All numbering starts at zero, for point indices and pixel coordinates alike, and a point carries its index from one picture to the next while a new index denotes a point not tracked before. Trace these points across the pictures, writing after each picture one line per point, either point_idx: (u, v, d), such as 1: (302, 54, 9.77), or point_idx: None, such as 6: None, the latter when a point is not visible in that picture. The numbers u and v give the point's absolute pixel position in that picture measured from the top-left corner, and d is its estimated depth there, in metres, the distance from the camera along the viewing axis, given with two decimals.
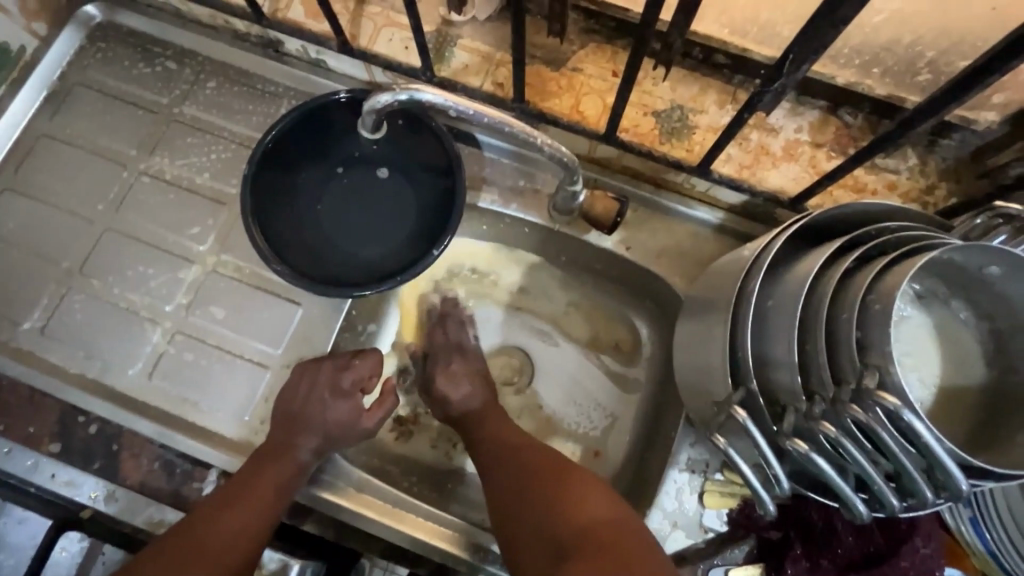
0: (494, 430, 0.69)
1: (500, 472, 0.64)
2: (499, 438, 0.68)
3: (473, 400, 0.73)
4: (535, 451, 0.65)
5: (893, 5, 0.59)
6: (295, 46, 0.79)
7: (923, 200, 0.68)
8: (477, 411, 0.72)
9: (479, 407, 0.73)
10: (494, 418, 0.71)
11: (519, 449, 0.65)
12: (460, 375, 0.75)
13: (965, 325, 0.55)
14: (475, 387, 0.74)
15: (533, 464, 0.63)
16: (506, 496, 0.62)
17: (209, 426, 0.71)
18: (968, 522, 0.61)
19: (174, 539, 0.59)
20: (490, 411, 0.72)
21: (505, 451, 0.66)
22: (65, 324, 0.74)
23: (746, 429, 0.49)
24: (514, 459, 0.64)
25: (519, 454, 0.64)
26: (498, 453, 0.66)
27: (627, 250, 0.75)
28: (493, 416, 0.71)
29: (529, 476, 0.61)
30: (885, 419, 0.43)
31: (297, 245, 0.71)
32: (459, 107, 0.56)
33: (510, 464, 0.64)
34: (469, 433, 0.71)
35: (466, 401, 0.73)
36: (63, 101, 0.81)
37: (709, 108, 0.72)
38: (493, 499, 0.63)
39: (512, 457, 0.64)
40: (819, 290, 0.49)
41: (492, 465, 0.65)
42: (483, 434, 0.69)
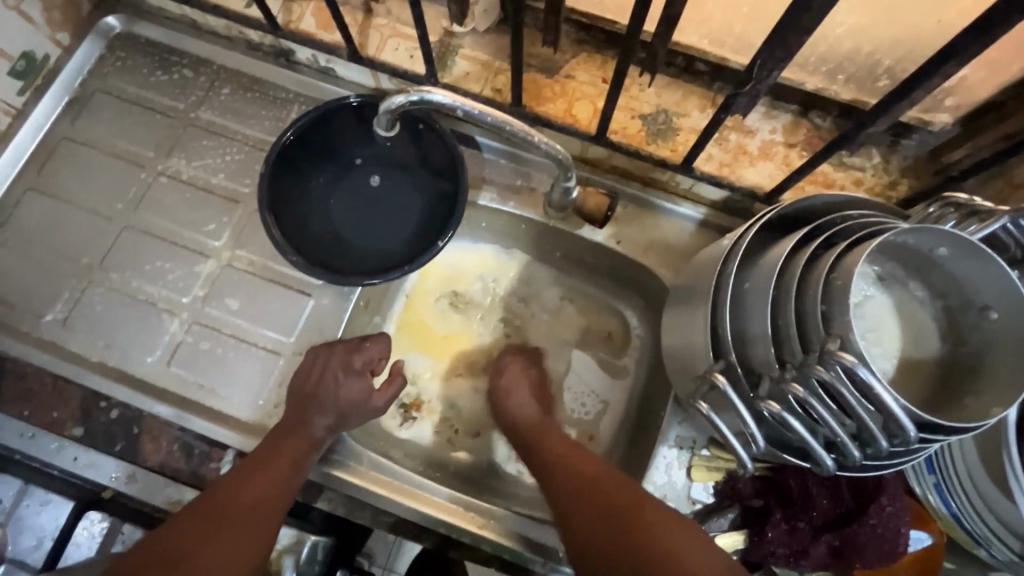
0: (547, 439, 0.73)
1: (559, 483, 0.67)
2: (555, 450, 0.71)
3: (529, 411, 0.76)
4: (595, 467, 0.67)
5: (851, 18, 0.65)
6: (305, 55, 0.85)
7: (886, 195, 0.75)
8: (534, 420, 0.76)
9: (535, 416, 0.76)
10: (550, 431, 0.74)
11: (572, 461, 0.68)
12: (519, 381, 0.79)
13: (921, 304, 0.61)
14: (534, 396, 0.78)
15: (582, 479, 0.66)
16: (568, 497, 0.65)
17: (226, 410, 0.75)
18: (934, 489, 0.67)
19: (202, 506, 0.64)
20: (545, 422, 0.75)
21: (562, 466, 0.68)
22: (87, 315, 0.78)
23: (725, 394, 0.54)
24: (569, 474, 0.67)
25: (568, 464, 0.68)
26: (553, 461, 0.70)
27: (617, 244, 0.81)
28: (550, 429, 0.74)
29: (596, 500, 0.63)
30: (844, 377, 0.48)
31: (310, 238, 0.76)
32: (465, 107, 0.62)
33: (566, 475, 0.67)
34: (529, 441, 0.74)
35: (522, 407, 0.77)
36: (84, 107, 0.85)
37: (692, 112, 0.78)
38: (556, 502, 0.67)
39: (566, 469, 0.68)
40: (789, 270, 0.55)
41: (550, 479, 0.68)
42: (543, 445, 0.72)
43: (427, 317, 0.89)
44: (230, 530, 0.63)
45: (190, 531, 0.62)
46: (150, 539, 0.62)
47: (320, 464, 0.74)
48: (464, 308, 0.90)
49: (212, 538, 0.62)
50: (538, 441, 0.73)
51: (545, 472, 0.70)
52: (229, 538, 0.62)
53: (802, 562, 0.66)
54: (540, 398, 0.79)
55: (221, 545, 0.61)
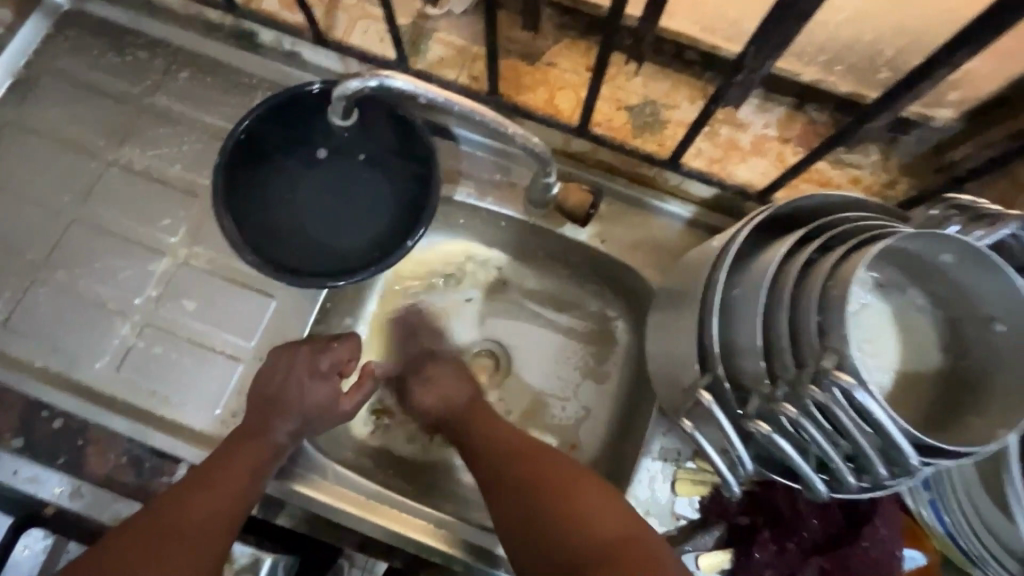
0: (481, 428, 0.70)
1: (497, 486, 0.64)
2: (491, 441, 0.68)
3: (462, 399, 0.74)
4: (510, 437, 0.68)
5: (851, 4, 0.60)
6: (269, 37, 0.79)
7: (884, 194, 0.71)
8: (462, 413, 0.73)
9: (466, 404, 0.73)
10: (484, 411, 0.72)
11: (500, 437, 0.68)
12: (452, 375, 0.77)
13: (923, 313, 0.56)
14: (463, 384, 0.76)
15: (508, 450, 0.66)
16: (492, 460, 0.66)
17: (180, 420, 0.70)
18: (928, 505, 0.64)
19: (144, 522, 0.59)
20: (475, 407, 0.73)
21: (492, 448, 0.67)
22: (29, 316, 0.72)
23: (711, 412, 0.50)
24: (498, 450, 0.67)
25: (496, 439, 0.68)
26: (485, 436, 0.69)
27: (601, 243, 0.76)
28: (484, 408, 0.73)
29: (537, 491, 0.61)
30: (841, 399, 0.44)
31: (267, 234, 0.70)
32: (429, 95, 0.55)
33: (492, 450, 0.67)
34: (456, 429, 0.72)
35: (449, 396, 0.74)
36: (28, 91, 0.79)
37: (681, 104, 0.74)
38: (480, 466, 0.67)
39: (495, 444, 0.67)
40: (783, 277, 0.51)
41: (480, 455, 0.68)
42: (474, 429, 0.70)
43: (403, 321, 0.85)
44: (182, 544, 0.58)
45: (134, 546, 0.57)
46: (91, 552, 0.57)
47: (281, 477, 0.69)
48: (438, 310, 0.85)
49: (161, 554, 0.57)
50: (482, 442, 0.68)
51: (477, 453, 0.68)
52: (176, 554, 0.58)
53: None
54: (473, 386, 0.76)
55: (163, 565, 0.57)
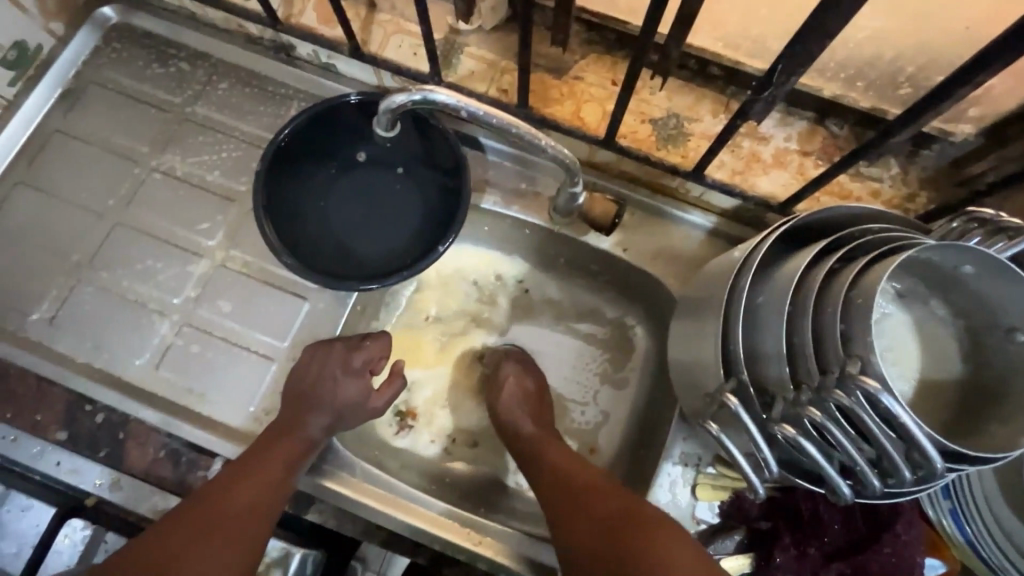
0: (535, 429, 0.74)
1: (533, 474, 0.70)
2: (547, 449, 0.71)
3: (527, 425, 0.74)
4: (537, 433, 0.74)
5: (875, 22, 0.62)
6: (305, 50, 0.82)
7: (904, 207, 0.73)
8: (530, 437, 0.73)
9: (531, 428, 0.74)
10: (547, 441, 0.72)
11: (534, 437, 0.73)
12: (513, 396, 0.77)
13: (943, 323, 0.58)
14: (531, 410, 0.76)
15: (526, 437, 0.74)
16: (532, 459, 0.71)
17: (215, 416, 0.73)
18: (949, 513, 0.64)
19: (189, 514, 0.61)
20: (542, 432, 0.74)
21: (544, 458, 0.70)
22: (74, 314, 0.75)
23: (737, 415, 0.52)
24: (531, 445, 0.72)
25: (540, 444, 0.72)
26: (534, 445, 0.72)
27: (624, 251, 0.78)
28: (547, 439, 0.72)
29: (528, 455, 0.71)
30: (866, 404, 0.46)
31: (306, 240, 0.73)
32: (470, 109, 0.58)
33: (544, 461, 0.69)
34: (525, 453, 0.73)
35: (517, 421, 0.75)
36: (77, 99, 0.83)
37: (704, 117, 0.76)
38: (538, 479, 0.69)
39: (533, 448, 0.72)
40: (807, 285, 0.52)
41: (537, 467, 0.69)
42: (541, 452, 0.71)
43: (429, 324, 0.87)
44: (220, 532, 0.61)
45: (179, 536, 0.60)
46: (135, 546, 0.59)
47: (310, 474, 0.70)
48: (463, 315, 0.88)
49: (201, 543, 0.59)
50: (544, 450, 0.71)
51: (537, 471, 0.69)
52: (219, 541, 0.60)
53: None
54: (539, 410, 0.77)
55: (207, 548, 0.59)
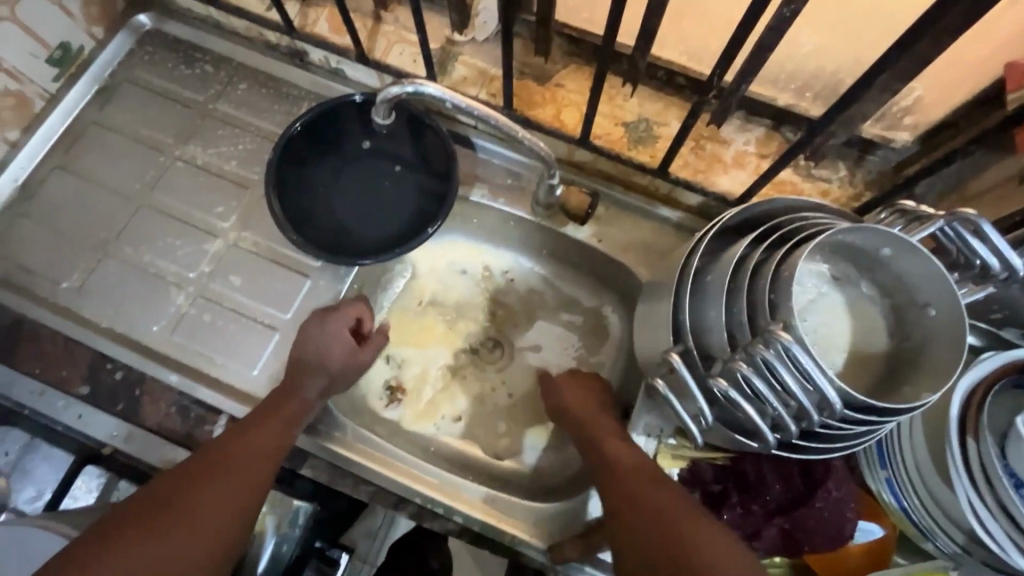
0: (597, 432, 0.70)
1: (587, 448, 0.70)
2: (617, 449, 0.67)
3: (586, 403, 0.76)
4: (588, 410, 0.75)
5: (814, 38, 0.71)
6: (317, 56, 0.92)
7: (850, 206, 0.80)
8: (585, 414, 0.75)
9: (592, 406, 0.76)
10: (601, 425, 0.72)
11: (589, 419, 0.74)
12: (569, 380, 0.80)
13: (871, 302, 0.65)
14: (583, 391, 0.79)
15: (587, 419, 0.74)
16: (587, 432, 0.72)
17: (222, 379, 0.80)
18: (885, 483, 0.70)
19: (196, 465, 0.65)
20: (594, 411, 0.75)
21: (597, 436, 0.70)
22: (100, 283, 0.84)
23: (679, 372, 0.59)
24: (588, 427, 0.72)
25: (594, 426, 0.72)
26: (585, 426, 0.73)
27: (599, 241, 0.86)
28: (601, 423, 0.72)
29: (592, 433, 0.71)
30: (784, 356, 0.52)
31: (311, 221, 0.81)
32: (454, 101, 0.66)
33: (596, 440, 0.69)
34: (580, 428, 0.73)
35: (580, 397, 0.78)
36: (112, 95, 0.93)
37: (671, 122, 0.84)
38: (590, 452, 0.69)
39: (590, 431, 0.72)
40: (744, 263, 0.60)
41: (593, 444, 0.70)
42: (593, 431, 0.71)
43: (422, 307, 0.95)
44: (224, 484, 0.64)
45: (186, 483, 0.62)
46: (139, 497, 0.61)
47: (311, 434, 0.78)
48: (453, 299, 0.96)
49: (204, 487, 0.63)
50: (596, 435, 0.70)
51: (591, 444, 0.70)
52: (227, 486, 0.64)
53: (756, 544, 0.71)
54: (589, 388, 0.79)
55: (217, 492, 0.63)
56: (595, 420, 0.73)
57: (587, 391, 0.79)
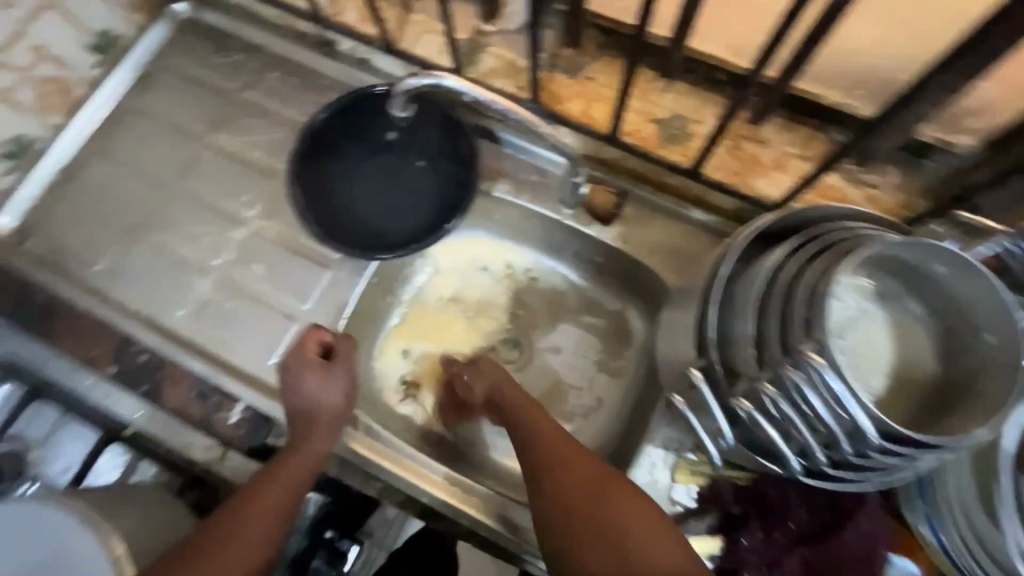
0: (528, 419, 0.72)
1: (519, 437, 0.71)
2: (544, 435, 0.69)
3: (516, 393, 0.75)
4: (522, 398, 0.75)
5: (871, 31, 0.65)
6: (347, 45, 0.91)
7: (902, 215, 0.74)
8: (516, 401, 0.74)
9: (522, 396, 0.75)
10: (538, 414, 0.72)
11: (525, 407, 0.73)
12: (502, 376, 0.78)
13: (919, 322, 0.60)
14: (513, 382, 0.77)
15: (524, 405, 0.74)
16: (520, 418, 0.72)
17: (241, 365, 0.81)
18: (925, 519, 0.65)
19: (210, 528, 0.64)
20: (527, 399, 0.75)
21: (530, 429, 0.70)
22: (130, 267, 0.86)
23: (699, 388, 0.55)
24: (528, 418, 0.72)
25: (530, 414, 0.72)
26: (524, 414, 0.73)
27: (624, 244, 0.81)
28: (538, 413, 0.73)
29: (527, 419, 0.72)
30: (816, 380, 0.49)
31: (332, 212, 0.81)
32: (474, 95, 0.64)
33: (529, 431, 0.70)
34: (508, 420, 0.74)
35: (508, 391, 0.76)
36: (149, 82, 0.94)
37: (708, 119, 0.80)
38: (520, 442, 0.70)
39: (524, 419, 0.72)
40: (777, 275, 0.56)
41: (527, 432, 0.71)
42: (524, 421, 0.72)
43: (441, 302, 0.93)
44: (224, 556, 0.63)
45: (206, 548, 0.63)
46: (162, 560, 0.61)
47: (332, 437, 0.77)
48: (473, 295, 0.94)
49: (224, 547, 0.63)
50: (527, 421, 0.72)
51: (521, 432, 0.71)
52: (245, 539, 0.64)
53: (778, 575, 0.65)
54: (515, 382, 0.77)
55: (237, 555, 0.63)
56: (534, 410, 0.73)
57: (518, 387, 0.76)
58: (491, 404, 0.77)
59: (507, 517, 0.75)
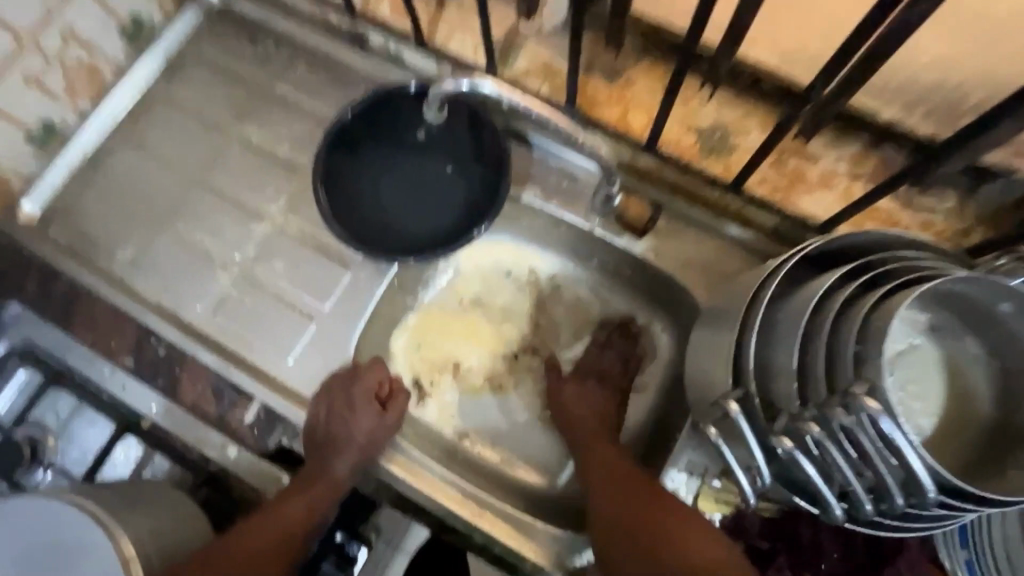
0: (590, 444, 0.77)
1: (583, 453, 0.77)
2: (600, 456, 0.75)
3: (592, 415, 0.80)
4: (589, 419, 0.80)
5: (939, 46, 0.61)
6: (377, 40, 0.88)
7: (956, 242, 0.69)
8: (595, 425, 0.80)
9: (596, 420, 0.80)
10: (600, 437, 0.78)
11: (591, 429, 0.79)
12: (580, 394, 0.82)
13: (976, 361, 0.56)
14: (602, 403, 0.82)
15: (591, 427, 0.79)
16: (582, 436, 0.79)
17: (258, 364, 0.80)
18: (965, 565, 0.63)
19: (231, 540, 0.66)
20: (595, 420, 0.80)
21: (595, 447, 0.76)
22: (152, 258, 0.85)
23: (737, 422, 0.52)
24: (591, 436, 0.78)
25: (593, 436, 0.78)
26: (585, 434, 0.79)
27: (654, 256, 0.79)
28: (600, 436, 0.78)
29: (592, 437, 0.78)
30: (867, 426, 0.45)
31: (356, 213, 0.79)
32: (512, 101, 0.61)
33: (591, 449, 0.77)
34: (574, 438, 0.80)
35: (581, 409, 0.81)
36: (178, 71, 0.93)
37: (751, 131, 0.76)
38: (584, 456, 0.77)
39: (592, 438, 0.78)
40: (826, 305, 0.52)
41: (589, 448, 0.77)
42: (591, 443, 0.77)
43: (461, 307, 0.91)
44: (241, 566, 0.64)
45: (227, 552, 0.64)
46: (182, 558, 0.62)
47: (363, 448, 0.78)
48: (495, 301, 0.91)
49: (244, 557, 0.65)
50: (589, 440, 0.78)
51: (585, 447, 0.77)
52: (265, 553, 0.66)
53: None
54: (601, 406, 0.82)
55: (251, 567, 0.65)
56: (597, 432, 0.78)
57: (591, 405, 0.81)
58: (568, 429, 0.81)
59: (519, 534, 0.73)
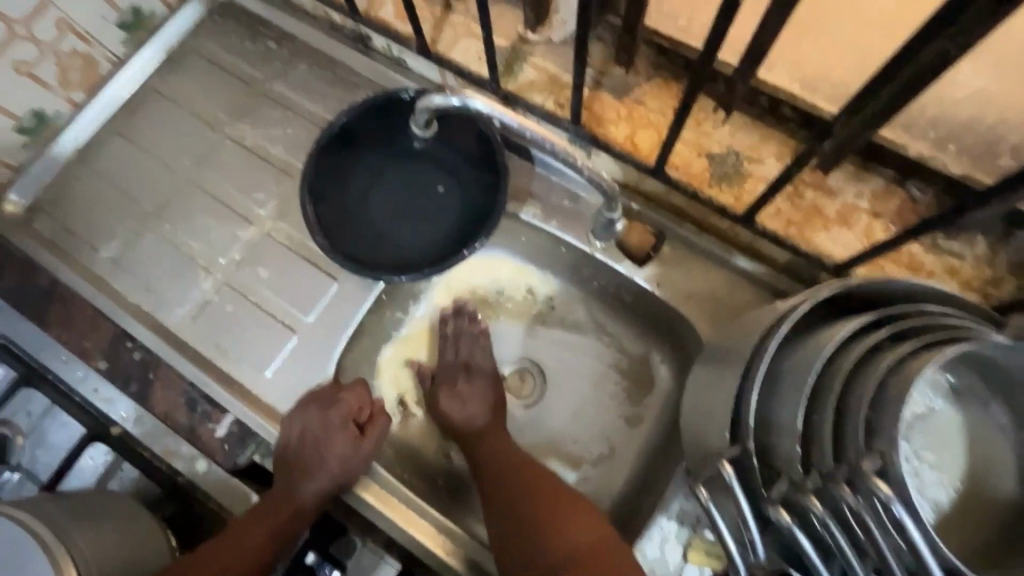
0: (492, 446, 0.74)
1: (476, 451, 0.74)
2: (496, 455, 0.72)
3: (480, 415, 0.77)
4: (482, 415, 0.77)
5: (977, 81, 0.56)
6: (380, 43, 0.85)
7: (984, 291, 0.64)
8: (484, 424, 0.76)
9: (484, 419, 0.77)
10: (497, 433, 0.75)
11: (490, 429, 0.76)
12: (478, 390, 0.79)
13: (1001, 431, 0.51)
14: (491, 401, 0.78)
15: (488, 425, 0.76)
16: (476, 436, 0.75)
17: (234, 374, 0.77)
18: None
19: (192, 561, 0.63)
20: (490, 417, 0.77)
21: (492, 449, 0.73)
22: (135, 257, 0.82)
23: (730, 485, 0.46)
24: (487, 433, 0.75)
25: (491, 434, 0.75)
26: (478, 434, 0.75)
27: (658, 286, 0.74)
28: (497, 431, 0.76)
29: (489, 435, 0.75)
30: (876, 509, 0.41)
31: (343, 223, 0.75)
32: (503, 119, 0.57)
33: (487, 446, 0.74)
34: (468, 443, 0.75)
35: (469, 415, 0.77)
36: (177, 65, 0.90)
37: (767, 159, 0.70)
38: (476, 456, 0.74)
39: (489, 438, 0.75)
40: (837, 362, 0.47)
41: (481, 447, 0.74)
42: (484, 443, 0.74)
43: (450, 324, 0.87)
44: None
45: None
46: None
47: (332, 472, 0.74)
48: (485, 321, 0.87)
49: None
50: (483, 437, 0.75)
51: (478, 445, 0.74)
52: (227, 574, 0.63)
53: None
54: (490, 400, 0.78)
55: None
56: (493, 427, 0.76)
57: (487, 398, 0.78)
58: (459, 434, 0.77)
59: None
